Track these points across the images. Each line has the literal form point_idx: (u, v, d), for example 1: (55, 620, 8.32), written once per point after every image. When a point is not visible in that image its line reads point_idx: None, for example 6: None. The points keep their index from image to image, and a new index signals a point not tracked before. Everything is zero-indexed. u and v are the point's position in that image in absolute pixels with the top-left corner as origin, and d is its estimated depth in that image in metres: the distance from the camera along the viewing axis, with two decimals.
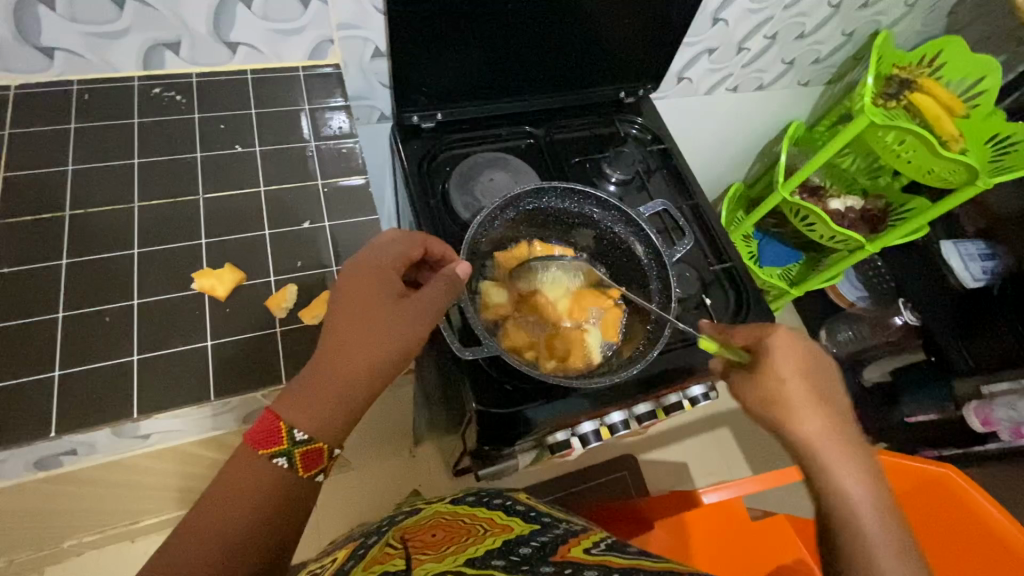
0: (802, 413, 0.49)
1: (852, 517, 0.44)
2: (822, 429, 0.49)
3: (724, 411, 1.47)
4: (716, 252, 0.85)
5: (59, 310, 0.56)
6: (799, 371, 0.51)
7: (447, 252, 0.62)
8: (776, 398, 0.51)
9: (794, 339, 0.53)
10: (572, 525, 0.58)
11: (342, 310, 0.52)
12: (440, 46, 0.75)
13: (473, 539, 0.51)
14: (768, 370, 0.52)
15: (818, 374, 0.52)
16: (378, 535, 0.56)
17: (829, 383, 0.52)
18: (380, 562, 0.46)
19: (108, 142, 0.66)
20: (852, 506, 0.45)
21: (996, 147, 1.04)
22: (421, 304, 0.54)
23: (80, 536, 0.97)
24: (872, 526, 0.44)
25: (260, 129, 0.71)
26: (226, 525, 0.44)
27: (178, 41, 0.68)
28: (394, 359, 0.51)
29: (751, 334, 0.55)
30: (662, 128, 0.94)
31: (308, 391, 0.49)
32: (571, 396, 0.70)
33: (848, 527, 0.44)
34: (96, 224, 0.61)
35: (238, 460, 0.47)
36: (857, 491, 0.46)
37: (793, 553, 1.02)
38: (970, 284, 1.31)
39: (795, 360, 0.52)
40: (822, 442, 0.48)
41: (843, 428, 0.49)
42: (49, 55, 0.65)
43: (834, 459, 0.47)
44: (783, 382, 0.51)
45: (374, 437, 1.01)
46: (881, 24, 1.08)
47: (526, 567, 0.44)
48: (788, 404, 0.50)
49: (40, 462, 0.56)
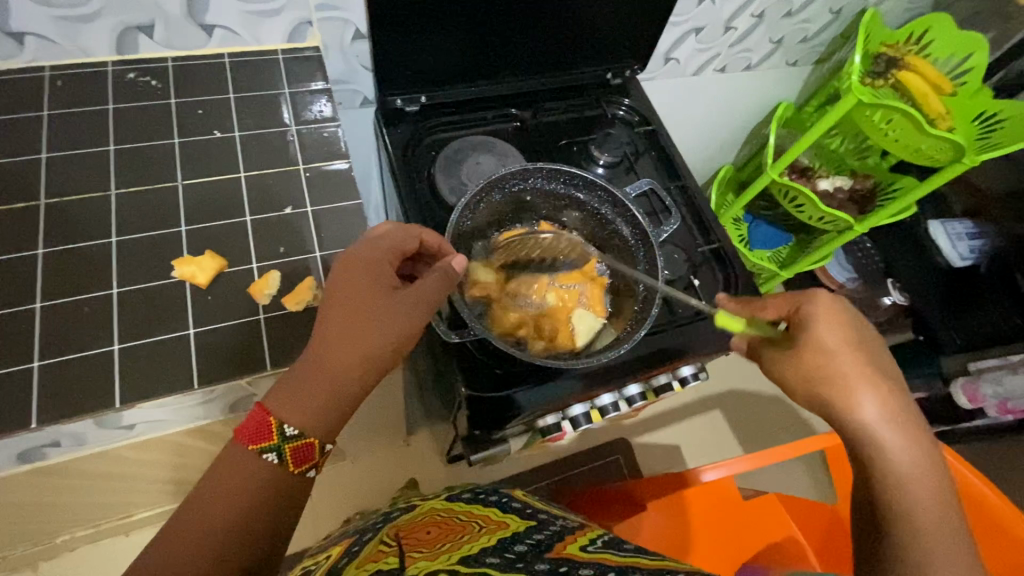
0: (854, 387, 0.49)
1: (898, 489, 0.46)
2: (875, 403, 0.48)
3: (715, 394, 1.49)
4: (704, 233, 0.85)
5: (36, 301, 0.55)
6: (849, 346, 0.50)
7: (443, 244, 0.62)
8: (828, 377, 0.50)
9: (847, 315, 0.52)
10: (569, 522, 0.59)
11: (335, 302, 0.52)
12: (421, 26, 0.73)
13: (467, 537, 0.51)
14: (814, 347, 0.51)
15: (870, 346, 0.51)
16: (374, 532, 0.56)
17: (881, 354, 0.52)
18: (374, 559, 0.45)
19: (83, 129, 0.65)
20: (904, 487, 0.46)
21: (984, 124, 1.04)
22: (414, 296, 0.54)
23: (73, 530, 0.97)
24: (920, 502, 0.45)
25: (238, 114, 0.70)
26: (213, 528, 0.43)
27: (152, 24, 0.66)
28: (386, 353, 0.51)
29: (792, 308, 0.54)
30: (650, 109, 0.93)
31: (299, 383, 0.49)
32: (561, 379, 0.70)
33: (899, 505, 0.45)
34: (74, 211, 0.60)
35: (227, 458, 0.46)
36: (908, 465, 0.46)
37: (782, 531, 1.04)
38: (958, 263, 1.32)
39: (846, 332, 0.51)
40: (875, 418, 0.48)
41: (897, 401, 0.49)
42: (19, 40, 0.63)
43: (885, 436, 0.47)
44: (838, 360, 0.50)
45: (367, 426, 1.00)
46: (868, 2, 1.07)
47: (520, 564, 0.44)
48: (843, 380, 0.49)
49: (24, 455, 0.56)
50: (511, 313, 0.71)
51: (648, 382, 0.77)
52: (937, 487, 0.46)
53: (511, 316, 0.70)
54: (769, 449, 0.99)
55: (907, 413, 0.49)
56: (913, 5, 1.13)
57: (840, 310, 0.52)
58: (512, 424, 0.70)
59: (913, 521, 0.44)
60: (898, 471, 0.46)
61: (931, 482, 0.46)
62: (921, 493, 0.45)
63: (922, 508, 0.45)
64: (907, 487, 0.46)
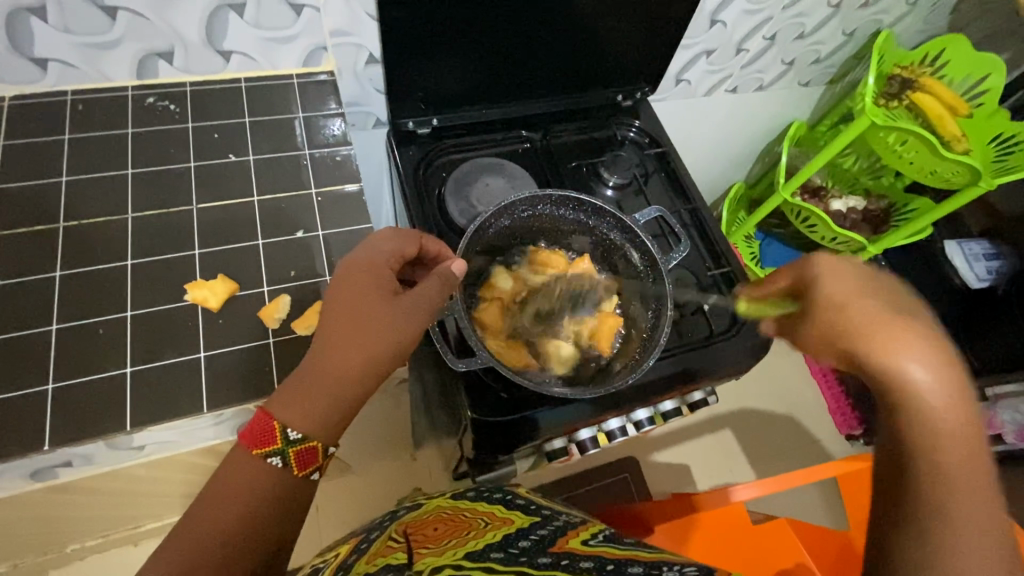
0: (895, 340, 0.41)
1: (934, 469, 0.37)
2: (921, 356, 0.40)
3: (725, 414, 1.47)
4: (714, 257, 0.84)
5: (52, 323, 0.56)
6: (863, 294, 0.44)
7: (443, 249, 0.63)
8: (861, 329, 0.42)
9: (857, 266, 0.46)
10: (572, 517, 0.59)
11: (337, 307, 0.52)
12: (435, 51, 0.75)
13: (474, 533, 0.51)
14: (824, 301, 0.45)
15: (889, 293, 0.44)
16: (380, 530, 0.56)
17: (906, 300, 0.44)
18: (382, 555, 0.45)
19: (102, 153, 0.66)
20: (942, 462, 0.37)
21: (1001, 146, 1.04)
22: (415, 299, 0.54)
23: (85, 540, 0.98)
24: (950, 475, 0.37)
25: (253, 139, 0.71)
26: (228, 521, 0.44)
27: (171, 50, 0.68)
28: (386, 359, 0.51)
29: (796, 276, 0.49)
30: (660, 131, 0.93)
31: (303, 391, 0.49)
32: (574, 402, 0.69)
33: (924, 480, 0.37)
34: (92, 234, 0.61)
35: (242, 466, 0.46)
36: (946, 430, 0.38)
37: (794, 558, 1.01)
38: (974, 284, 1.31)
39: (859, 281, 0.45)
40: (927, 380, 0.39)
41: (942, 349, 0.40)
42: (42, 66, 0.65)
43: (933, 402, 0.39)
44: (856, 311, 0.43)
45: (375, 442, 1.01)
46: (882, 24, 1.06)
47: (523, 559, 0.44)
48: (882, 336, 0.41)
49: (37, 473, 0.57)
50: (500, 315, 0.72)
51: (656, 408, 0.77)
52: (985, 468, 0.37)
53: (498, 318, 0.71)
54: (783, 477, 0.98)
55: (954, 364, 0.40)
56: (927, 26, 1.12)
57: (844, 263, 0.47)
58: (525, 446, 0.70)
59: (952, 504, 0.36)
60: (937, 441, 0.38)
61: (970, 449, 0.38)
62: (960, 473, 0.37)
63: (951, 486, 0.37)
64: (945, 461, 0.37)
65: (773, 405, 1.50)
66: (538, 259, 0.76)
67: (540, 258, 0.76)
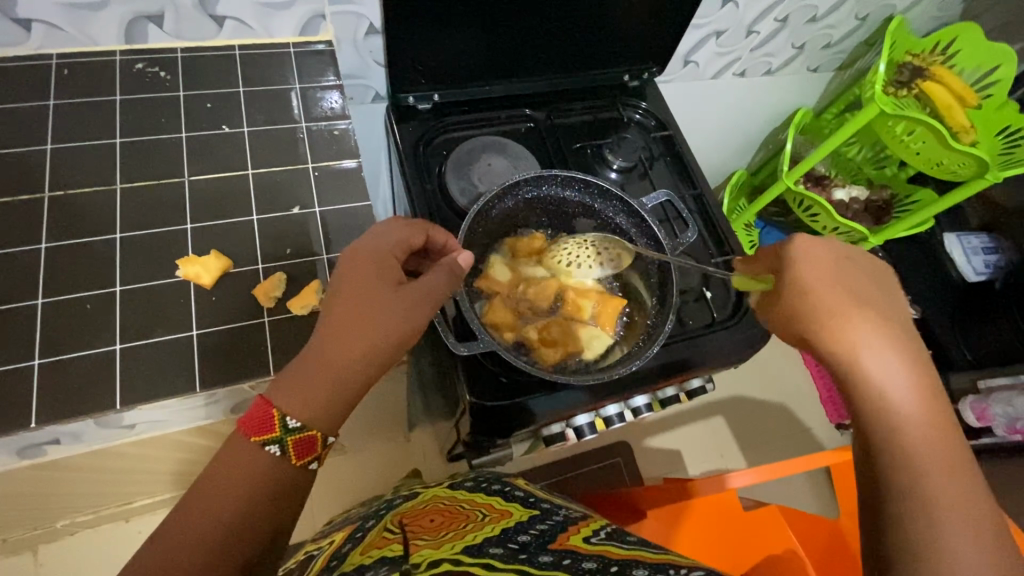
0: (841, 321, 0.44)
1: (896, 440, 0.41)
2: (870, 335, 0.44)
3: (719, 402, 1.48)
4: (718, 243, 0.82)
5: (38, 297, 0.54)
6: (827, 279, 0.46)
7: (449, 240, 0.61)
8: (815, 314, 0.45)
9: (829, 253, 0.48)
10: (572, 513, 0.58)
11: (339, 297, 0.51)
12: (438, 23, 0.72)
13: (471, 526, 0.50)
14: (793, 283, 0.47)
15: (857, 282, 0.47)
16: (376, 518, 0.55)
17: (867, 288, 0.47)
18: (377, 547, 0.44)
19: (90, 120, 0.64)
20: (899, 428, 0.41)
21: (1008, 139, 1.02)
22: (418, 291, 0.53)
23: (74, 516, 0.97)
24: (912, 446, 0.40)
25: (248, 111, 0.68)
26: (214, 509, 0.42)
27: (161, 13, 0.65)
28: (387, 349, 0.50)
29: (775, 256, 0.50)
30: (666, 113, 0.91)
31: (301, 376, 0.47)
32: (570, 389, 0.68)
33: (889, 453, 0.41)
34: (77, 206, 0.59)
35: (231, 452, 0.45)
36: (905, 405, 0.41)
37: (784, 544, 1.01)
38: (971, 278, 1.34)
39: (830, 267, 0.47)
40: (879, 363, 0.43)
41: (891, 330, 0.44)
42: (26, 27, 0.62)
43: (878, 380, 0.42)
44: (816, 294, 0.46)
45: (370, 423, 1.00)
46: (896, 9, 1.04)
47: (524, 556, 0.43)
48: (831, 318, 0.45)
49: (24, 451, 0.55)
50: (506, 307, 0.69)
51: (654, 394, 0.77)
52: (946, 434, 0.41)
53: (505, 310, 0.68)
54: (778, 465, 0.98)
55: (904, 345, 0.44)
56: (942, 13, 1.09)
57: (822, 247, 0.48)
58: (522, 430, 0.69)
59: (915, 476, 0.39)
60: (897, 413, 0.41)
61: (928, 423, 0.41)
62: (918, 438, 0.40)
63: (915, 453, 0.40)
64: (902, 431, 0.41)
65: (766, 393, 1.51)
66: (520, 247, 0.72)
67: (520, 246, 0.72)
